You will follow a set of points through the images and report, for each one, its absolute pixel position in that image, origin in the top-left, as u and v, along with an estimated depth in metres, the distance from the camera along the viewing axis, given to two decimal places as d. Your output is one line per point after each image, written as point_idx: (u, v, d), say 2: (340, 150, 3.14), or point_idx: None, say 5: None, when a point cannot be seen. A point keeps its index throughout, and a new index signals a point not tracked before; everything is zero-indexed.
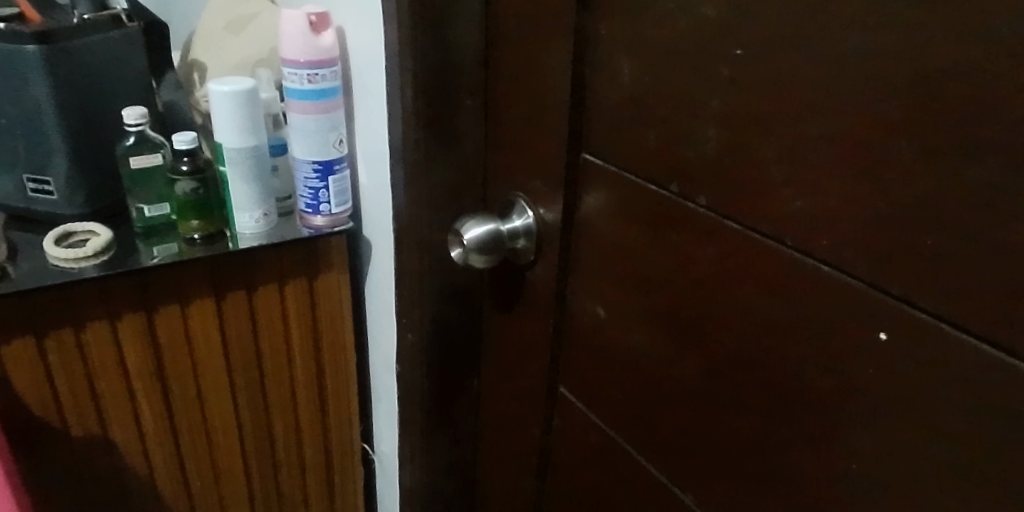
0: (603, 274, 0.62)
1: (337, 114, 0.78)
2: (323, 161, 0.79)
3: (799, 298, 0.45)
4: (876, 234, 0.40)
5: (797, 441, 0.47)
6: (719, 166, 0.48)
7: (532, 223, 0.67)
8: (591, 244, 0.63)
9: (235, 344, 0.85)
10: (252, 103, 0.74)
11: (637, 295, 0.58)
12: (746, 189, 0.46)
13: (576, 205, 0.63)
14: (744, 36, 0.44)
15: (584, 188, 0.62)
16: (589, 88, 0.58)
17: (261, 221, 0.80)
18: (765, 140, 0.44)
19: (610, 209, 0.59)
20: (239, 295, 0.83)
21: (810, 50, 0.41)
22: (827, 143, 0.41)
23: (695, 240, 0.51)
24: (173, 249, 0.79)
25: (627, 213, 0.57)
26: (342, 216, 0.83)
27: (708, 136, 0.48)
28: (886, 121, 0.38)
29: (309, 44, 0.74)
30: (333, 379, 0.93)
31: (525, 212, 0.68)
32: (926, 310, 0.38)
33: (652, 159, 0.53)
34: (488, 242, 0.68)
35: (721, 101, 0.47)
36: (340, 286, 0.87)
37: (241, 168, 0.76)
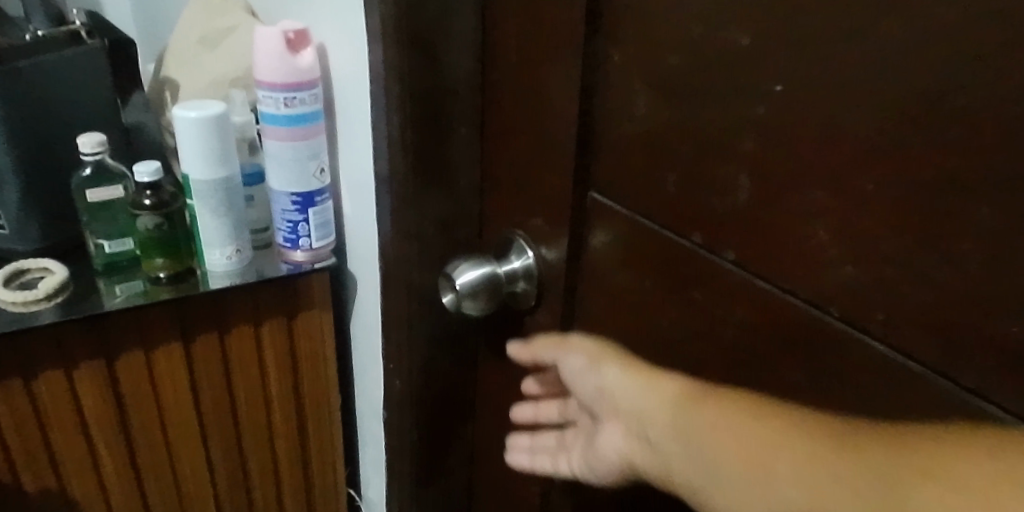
0: (611, 328, 0.54)
1: (318, 141, 0.71)
2: (303, 192, 0.72)
3: (831, 370, 0.37)
4: (945, 314, 0.32)
5: None
6: (750, 218, 0.40)
7: (532, 264, 0.60)
8: (597, 293, 0.56)
9: (206, 391, 0.78)
10: (222, 129, 0.67)
11: (648, 354, 0.50)
12: (786, 248, 0.39)
13: (581, 247, 0.56)
14: (783, 69, 0.37)
15: (590, 229, 0.55)
16: (597, 119, 0.51)
17: (234, 258, 0.72)
18: (806, 192, 0.37)
19: (620, 257, 0.52)
20: (210, 338, 0.75)
21: (864, 90, 0.33)
22: (887, 200, 0.34)
23: (717, 298, 0.43)
24: (136, 288, 0.72)
25: (641, 261, 0.50)
26: (323, 250, 0.76)
27: (738, 183, 0.41)
28: (966, 182, 0.31)
29: (285, 64, 0.67)
30: (316, 426, 0.86)
31: (524, 252, 0.61)
32: (1008, 411, 0.31)
33: (667, 204, 0.46)
34: (484, 286, 0.60)
35: (754, 144, 0.39)
36: (322, 327, 0.80)
37: (210, 201, 0.69)
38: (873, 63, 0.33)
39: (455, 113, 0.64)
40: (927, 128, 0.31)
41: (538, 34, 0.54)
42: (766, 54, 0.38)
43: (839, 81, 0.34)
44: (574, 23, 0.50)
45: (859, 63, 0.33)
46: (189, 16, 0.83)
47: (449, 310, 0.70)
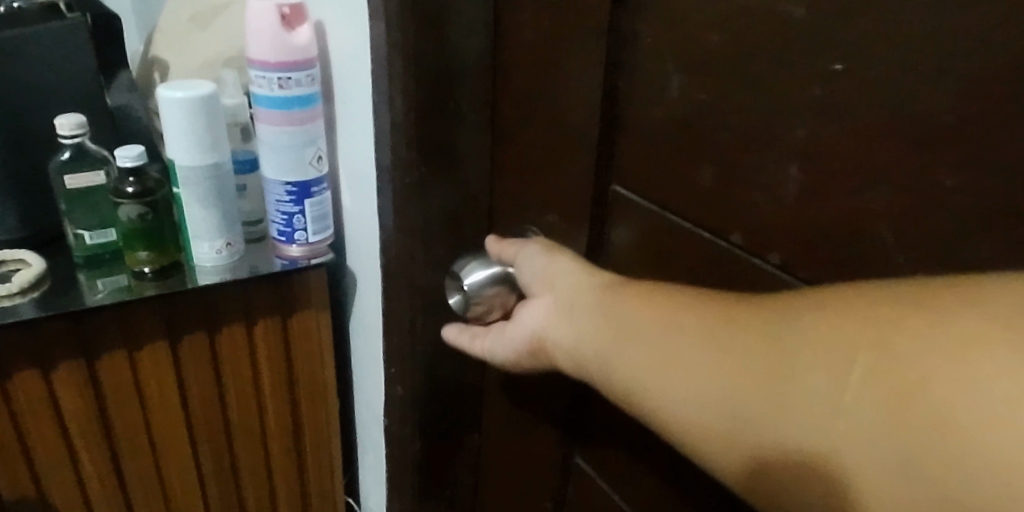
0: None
1: (316, 126, 0.66)
2: (299, 182, 0.66)
3: None
4: None
5: None
6: (806, 214, 0.38)
7: None
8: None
9: (195, 393, 0.73)
10: (211, 112, 0.62)
11: None
12: (845, 249, 0.36)
13: (600, 244, 0.53)
14: (844, 47, 0.34)
15: (609, 225, 0.52)
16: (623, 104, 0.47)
17: (224, 252, 0.67)
18: (877, 187, 0.34)
19: (641, 254, 0.50)
20: (198, 338, 0.70)
21: (959, 67, 0.30)
22: (962, 198, 0.31)
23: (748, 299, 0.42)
24: (119, 282, 0.67)
25: (673, 266, 0.47)
26: (321, 245, 0.71)
27: (789, 176, 0.38)
28: None
29: (280, 42, 0.62)
30: (312, 432, 0.81)
31: None
32: None
33: (707, 201, 0.43)
34: (490, 283, 0.54)
35: (807, 132, 0.37)
36: (319, 327, 0.75)
37: (198, 190, 0.63)
38: (973, 40, 0.30)
39: (466, 99, 0.60)
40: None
41: (558, 12, 0.50)
42: (835, 29, 0.34)
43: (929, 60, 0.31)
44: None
45: (956, 40, 0.30)
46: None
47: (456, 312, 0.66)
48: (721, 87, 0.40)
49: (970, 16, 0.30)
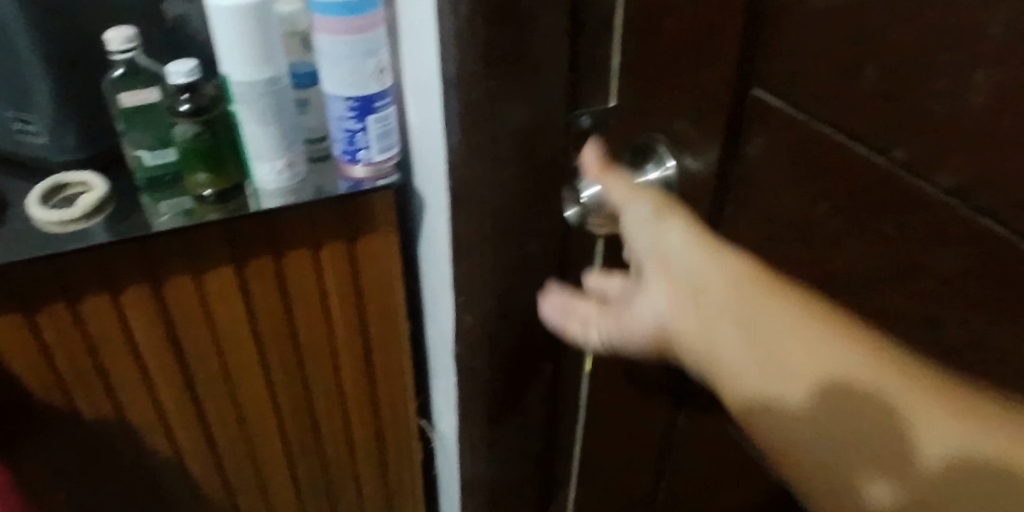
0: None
1: (377, 35, 0.60)
2: (360, 97, 0.62)
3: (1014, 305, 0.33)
4: None
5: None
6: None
7: (671, 176, 0.53)
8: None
9: (264, 317, 0.71)
10: (265, 21, 0.57)
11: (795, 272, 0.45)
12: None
13: (736, 151, 0.48)
14: None
15: (748, 136, 0.47)
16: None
17: (285, 174, 0.64)
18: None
19: (787, 162, 0.44)
20: (265, 263, 0.68)
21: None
22: None
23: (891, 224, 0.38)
24: (182, 205, 0.65)
25: (853, 173, 0.39)
26: (386, 164, 0.67)
27: (974, 78, 0.32)
28: None
29: None
30: (383, 358, 0.79)
31: (662, 162, 0.53)
32: None
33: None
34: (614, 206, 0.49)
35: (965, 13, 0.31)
36: (387, 251, 0.72)
37: (255, 107, 0.60)
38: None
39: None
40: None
41: None
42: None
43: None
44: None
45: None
46: None
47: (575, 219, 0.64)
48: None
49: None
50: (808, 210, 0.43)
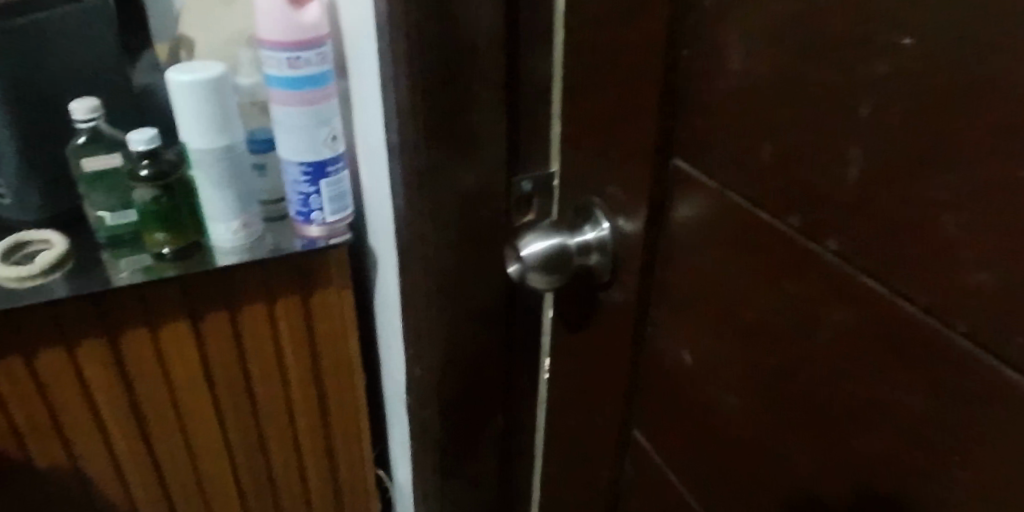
0: (633, 330, 0.47)
1: (328, 106, 0.65)
2: (313, 162, 0.66)
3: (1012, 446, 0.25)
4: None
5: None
6: (831, 179, 0.30)
7: (607, 237, 0.47)
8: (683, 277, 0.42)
9: (219, 370, 0.74)
10: (220, 94, 0.62)
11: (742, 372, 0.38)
12: (924, 239, 0.27)
13: (661, 220, 0.43)
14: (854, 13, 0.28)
15: (676, 203, 0.41)
16: (605, 82, 0.44)
17: (241, 233, 0.68)
18: (933, 173, 0.27)
19: (699, 237, 0.40)
20: (220, 317, 0.71)
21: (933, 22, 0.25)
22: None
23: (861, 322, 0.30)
24: (141, 262, 0.68)
25: (773, 255, 0.34)
26: (339, 224, 0.70)
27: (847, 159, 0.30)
28: None
29: (287, 21, 0.60)
30: (338, 409, 0.81)
31: (599, 222, 0.47)
32: None
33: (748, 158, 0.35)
34: (555, 259, 0.48)
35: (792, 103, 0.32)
36: (341, 306, 0.75)
37: (211, 172, 0.64)
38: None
39: (476, 74, 0.58)
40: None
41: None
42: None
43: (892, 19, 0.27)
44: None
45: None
46: None
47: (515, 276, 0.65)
48: (704, 61, 0.37)
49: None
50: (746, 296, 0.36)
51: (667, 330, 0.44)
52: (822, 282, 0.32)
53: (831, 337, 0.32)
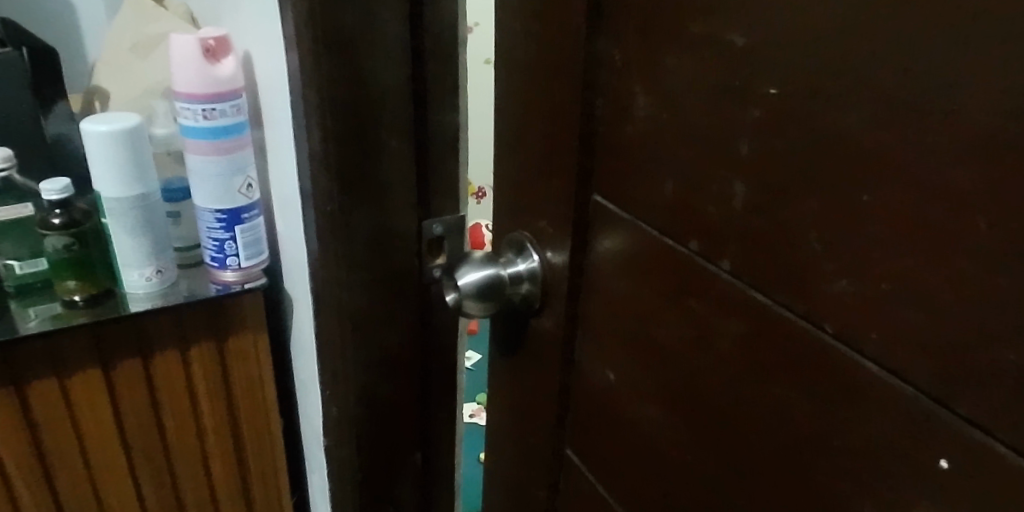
0: (549, 357, 0.50)
1: (243, 155, 0.67)
2: (228, 210, 0.68)
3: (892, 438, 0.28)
4: (941, 346, 0.26)
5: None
6: (719, 206, 0.34)
7: (537, 269, 0.49)
8: (603, 306, 0.45)
9: (132, 419, 0.73)
10: (136, 144, 0.64)
11: (662, 391, 0.40)
12: (797, 256, 0.31)
13: (584, 252, 0.46)
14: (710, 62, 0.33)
15: (594, 234, 0.44)
16: (510, 125, 0.49)
17: (155, 279, 0.69)
18: (803, 197, 0.30)
19: (619, 270, 0.42)
20: (133, 364, 0.71)
21: (776, 71, 0.30)
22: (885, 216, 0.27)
23: (761, 337, 0.33)
24: (51, 310, 0.68)
25: (684, 278, 0.37)
26: (254, 269, 0.72)
27: (735, 189, 0.33)
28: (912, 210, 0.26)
29: (203, 75, 0.63)
30: (254, 454, 0.81)
31: (530, 254, 0.50)
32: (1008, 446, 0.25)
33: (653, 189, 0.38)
34: (487, 289, 0.50)
35: (674, 142, 0.36)
36: (256, 349, 0.76)
37: (125, 220, 0.65)
38: (767, 46, 0.31)
39: (385, 125, 0.62)
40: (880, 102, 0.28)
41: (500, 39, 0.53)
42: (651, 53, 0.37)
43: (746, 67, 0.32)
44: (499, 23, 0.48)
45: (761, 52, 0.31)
46: (121, 20, 0.78)
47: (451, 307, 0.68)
48: (600, 107, 0.41)
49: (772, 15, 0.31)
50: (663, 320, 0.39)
51: (591, 357, 0.47)
52: (724, 301, 0.35)
53: (732, 349, 0.35)
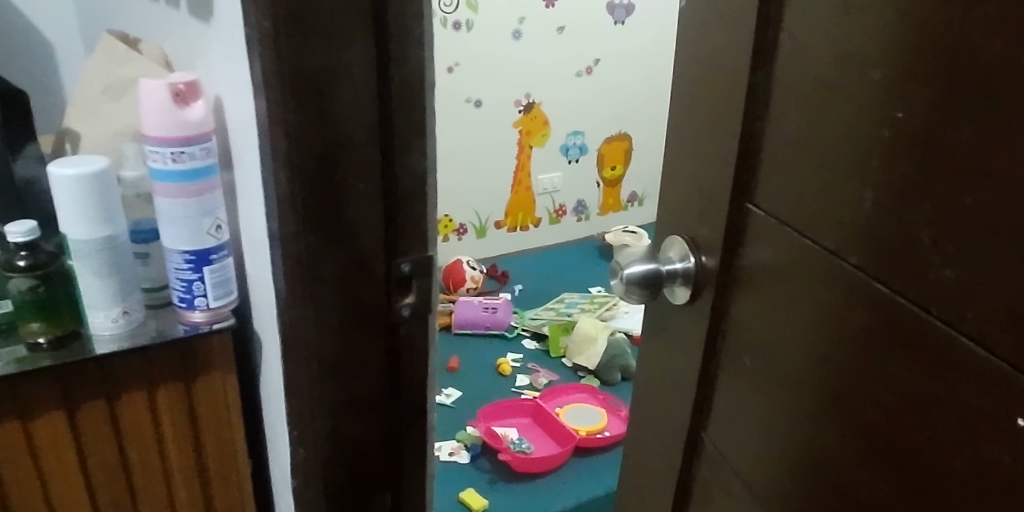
0: (696, 340, 0.67)
1: (213, 198, 0.68)
2: (197, 251, 0.68)
3: (938, 371, 0.43)
4: (1009, 306, 0.39)
5: (928, 495, 0.44)
6: (836, 222, 0.50)
7: (691, 267, 0.66)
8: (746, 302, 0.60)
9: (96, 462, 0.72)
10: (103, 188, 0.64)
11: (783, 348, 0.56)
12: (900, 255, 0.45)
13: (734, 255, 0.62)
14: (905, 99, 0.44)
15: (745, 240, 0.60)
16: (731, 125, 0.59)
17: (121, 320, 0.69)
18: (992, 188, 0.39)
19: (768, 267, 0.57)
20: (98, 407, 0.71)
21: (941, 95, 0.41)
22: (976, 216, 0.40)
23: (850, 301, 0.49)
24: (14, 353, 0.67)
25: (810, 264, 0.52)
26: (223, 309, 0.72)
27: (864, 196, 0.47)
28: (986, 211, 0.39)
29: (172, 119, 0.64)
30: (224, 496, 0.80)
31: (686, 256, 0.66)
32: (1007, 361, 0.39)
33: (801, 209, 0.53)
34: (647, 280, 0.69)
35: (890, 143, 0.45)
36: (225, 391, 0.76)
37: (92, 262, 0.66)
38: (950, 75, 0.41)
39: (348, 169, 0.63)
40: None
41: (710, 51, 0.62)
42: (894, 80, 0.44)
43: (989, 105, 0.39)
44: (683, 98, 0.67)
45: (999, 97, 0.38)
46: (94, 65, 0.80)
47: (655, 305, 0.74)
48: (821, 112, 0.50)
49: (916, 90, 0.43)
50: (790, 296, 0.55)
51: (731, 340, 0.63)
52: (843, 280, 0.49)
53: (860, 314, 0.48)
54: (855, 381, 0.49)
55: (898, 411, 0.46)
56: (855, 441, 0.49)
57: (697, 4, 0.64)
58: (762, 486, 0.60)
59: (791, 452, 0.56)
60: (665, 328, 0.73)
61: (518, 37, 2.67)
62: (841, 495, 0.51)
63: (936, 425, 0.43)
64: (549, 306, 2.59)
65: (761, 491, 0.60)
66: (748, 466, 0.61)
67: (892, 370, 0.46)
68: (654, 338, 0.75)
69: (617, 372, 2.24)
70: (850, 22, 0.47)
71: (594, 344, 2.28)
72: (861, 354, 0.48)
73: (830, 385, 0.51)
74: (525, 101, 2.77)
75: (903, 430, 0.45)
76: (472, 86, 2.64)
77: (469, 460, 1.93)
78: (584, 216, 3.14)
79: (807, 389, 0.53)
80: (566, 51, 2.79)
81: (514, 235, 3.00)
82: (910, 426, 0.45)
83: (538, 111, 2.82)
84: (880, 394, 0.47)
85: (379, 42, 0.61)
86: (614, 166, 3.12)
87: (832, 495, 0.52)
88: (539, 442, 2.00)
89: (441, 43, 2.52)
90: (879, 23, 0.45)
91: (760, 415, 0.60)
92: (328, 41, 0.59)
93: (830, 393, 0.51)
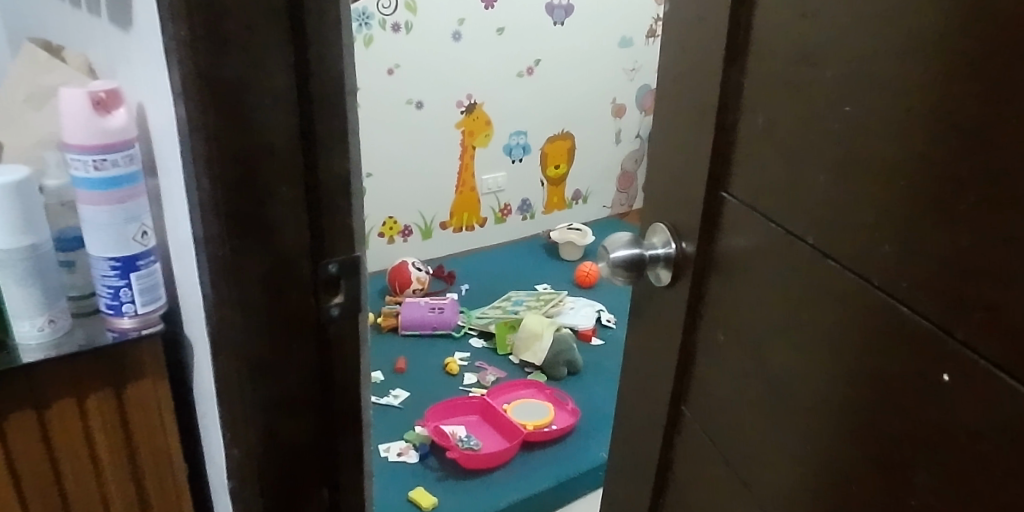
0: (677, 320, 0.70)
1: (136, 205, 0.69)
2: (122, 257, 0.69)
3: (880, 337, 0.46)
4: (936, 276, 0.42)
5: (873, 452, 0.48)
6: (797, 204, 0.53)
7: (673, 253, 0.69)
8: (723, 285, 0.64)
9: (26, 470, 0.72)
10: (25, 198, 0.65)
11: (757, 325, 0.59)
12: (847, 232, 0.49)
13: (711, 241, 0.65)
14: (852, 94, 0.47)
15: (722, 226, 0.63)
16: (705, 118, 0.63)
17: (46, 329, 0.70)
18: (919, 173, 0.43)
19: (744, 252, 0.61)
20: (26, 415, 0.71)
21: (877, 90, 0.45)
22: (906, 198, 0.44)
23: (809, 277, 0.52)
24: None
25: (776, 246, 0.56)
26: (152, 315, 0.73)
27: (818, 180, 0.51)
28: (913, 194, 0.43)
29: (94, 127, 0.65)
30: (159, 499, 0.81)
31: (667, 242, 0.70)
32: (934, 322, 0.43)
33: (768, 194, 0.57)
34: (631, 264, 0.71)
35: (840, 131, 0.48)
36: (156, 396, 0.77)
37: (14, 271, 0.66)
38: (886, 72, 0.44)
39: (274, 173, 0.65)
40: (997, 123, 0.38)
41: (686, 50, 0.65)
42: (841, 77, 0.48)
43: (915, 99, 0.43)
44: (662, 96, 0.70)
45: (924, 92, 0.42)
46: (13, 75, 0.79)
47: (641, 289, 0.77)
48: (784, 107, 0.54)
49: (860, 84, 0.46)
50: (762, 275, 0.58)
51: (708, 317, 0.66)
52: (803, 257, 0.53)
53: (817, 289, 0.52)
54: (815, 352, 0.52)
55: (852, 376, 0.49)
56: (817, 409, 0.52)
57: (674, 7, 0.67)
58: (736, 455, 0.63)
59: (762, 422, 0.59)
60: (647, 310, 0.76)
61: (457, 39, 2.68)
62: (806, 460, 0.54)
63: (883, 388, 0.46)
64: (495, 305, 2.62)
65: (736, 462, 0.63)
66: (725, 436, 0.65)
67: (848, 340, 0.49)
68: (638, 322, 0.78)
69: (563, 367, 2.28)
70: (807, 24, 0.51)
71: (539, 340, 2.31)
72: (821, 329, 0.52)
73: (796, 356, 0.54)
74: (466, 103, 2.80)
75: (857, 395, 0.49)
76: (412, 88, 2.65)
77: (417, 460, 1.94)
78: (530, 214, 3.18)
79: (776, 361, 0.57)
80: (507, 52, 2.82)
81: (459, 235, 3.02)
82: (859, 390, 0.49)
83: (480, 111, 2.84)
84: (838, 362, 0.50)
85: (297, 48, 0.63)
86: (558, 165, 3.16)
87: (796, 458, 0.55)
88: (488, 438, 2.02)
89: (379, 45, 2.52)
90: (830, 26, 0.48)
91: (734, 389, 0.63)
92: (246, 49, 0.60)
93: (796, 364, 0.54)
